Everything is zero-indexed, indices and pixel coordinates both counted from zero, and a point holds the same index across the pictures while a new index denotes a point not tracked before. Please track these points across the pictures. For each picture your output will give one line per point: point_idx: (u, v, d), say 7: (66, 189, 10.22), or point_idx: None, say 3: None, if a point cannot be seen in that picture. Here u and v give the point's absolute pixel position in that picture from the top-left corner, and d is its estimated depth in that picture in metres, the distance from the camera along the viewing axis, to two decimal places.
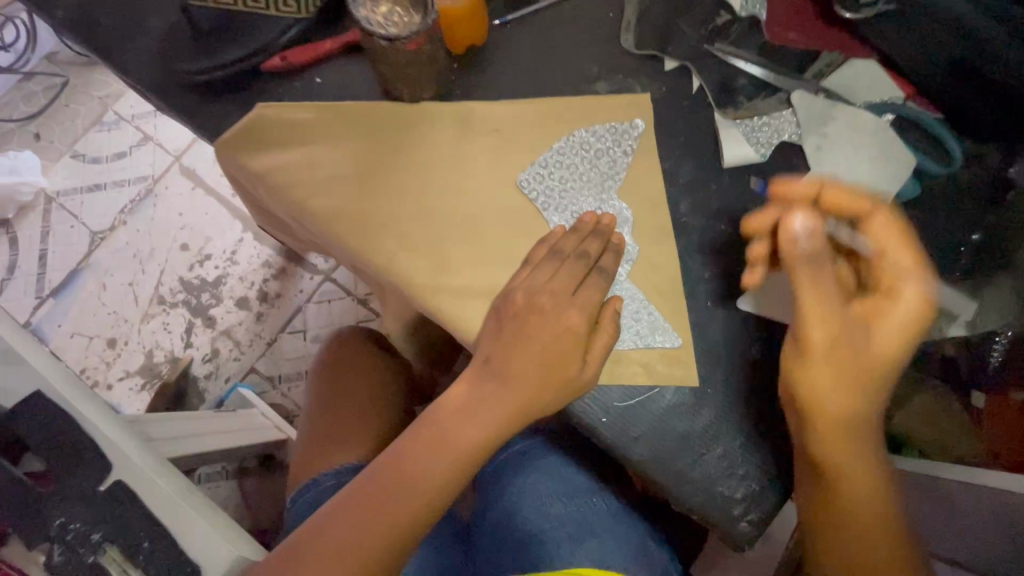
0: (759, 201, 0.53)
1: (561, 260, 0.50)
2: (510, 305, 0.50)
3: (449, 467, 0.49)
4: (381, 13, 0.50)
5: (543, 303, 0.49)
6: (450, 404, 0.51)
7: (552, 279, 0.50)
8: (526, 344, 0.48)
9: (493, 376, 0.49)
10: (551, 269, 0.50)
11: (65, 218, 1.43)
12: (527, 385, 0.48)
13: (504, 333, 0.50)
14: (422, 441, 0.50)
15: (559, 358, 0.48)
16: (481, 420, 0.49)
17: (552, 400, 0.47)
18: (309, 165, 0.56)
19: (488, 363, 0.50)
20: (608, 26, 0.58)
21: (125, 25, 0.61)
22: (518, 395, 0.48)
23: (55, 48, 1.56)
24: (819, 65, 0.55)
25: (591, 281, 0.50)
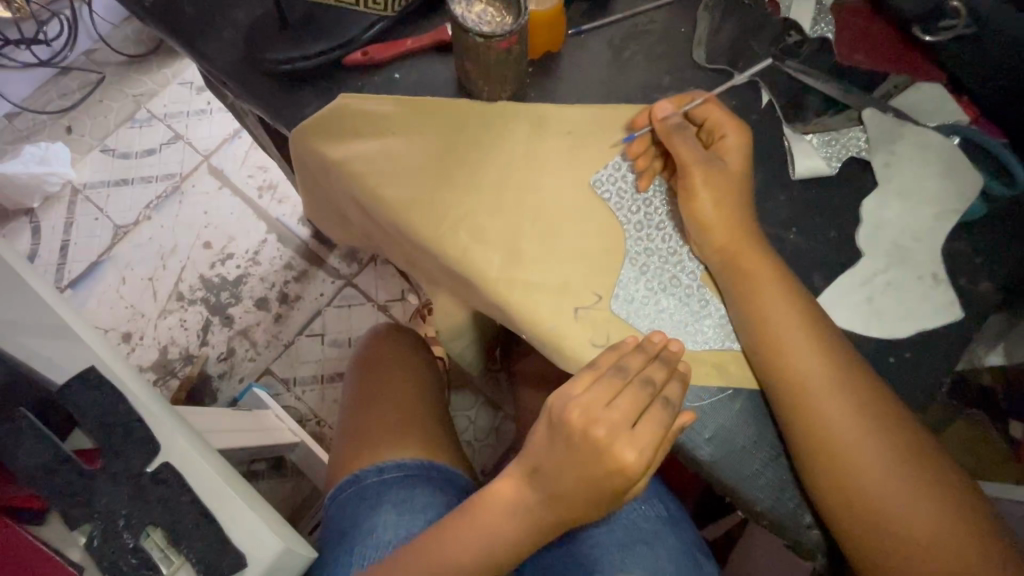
0: (828, 212, 0.54)
1: (622, 379, 0.47)
2: (566, 427, 0.47)
3: (483, 566, 0.51)
4: (475, 12, 0.53)
5: (599, 436, 0.46)
6: (502, 496, 0.51)
7: (609, 405, 0.47)
8: (576, 466, 0.47)
9: (540, 486, 0.49)
10: (612, 387, 0.47)
11: (89, 210, 1.43)
12: (572, 507, 0.48)
13: (553, 448, 0.49)
14: (470, 525, 0.51)
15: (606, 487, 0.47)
16: (523, 523, 0.50)
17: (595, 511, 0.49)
18: (385, 155, 0.57)
19: (535, 473, 0.50)
20: (678, 39, 0.60)
21: (206, 16, 0.63)
22: (562, 512, 0.49)
23: (93, 46, 1.58)
24: (887, 86, 0.57)
25: (655, 411, 0.46)
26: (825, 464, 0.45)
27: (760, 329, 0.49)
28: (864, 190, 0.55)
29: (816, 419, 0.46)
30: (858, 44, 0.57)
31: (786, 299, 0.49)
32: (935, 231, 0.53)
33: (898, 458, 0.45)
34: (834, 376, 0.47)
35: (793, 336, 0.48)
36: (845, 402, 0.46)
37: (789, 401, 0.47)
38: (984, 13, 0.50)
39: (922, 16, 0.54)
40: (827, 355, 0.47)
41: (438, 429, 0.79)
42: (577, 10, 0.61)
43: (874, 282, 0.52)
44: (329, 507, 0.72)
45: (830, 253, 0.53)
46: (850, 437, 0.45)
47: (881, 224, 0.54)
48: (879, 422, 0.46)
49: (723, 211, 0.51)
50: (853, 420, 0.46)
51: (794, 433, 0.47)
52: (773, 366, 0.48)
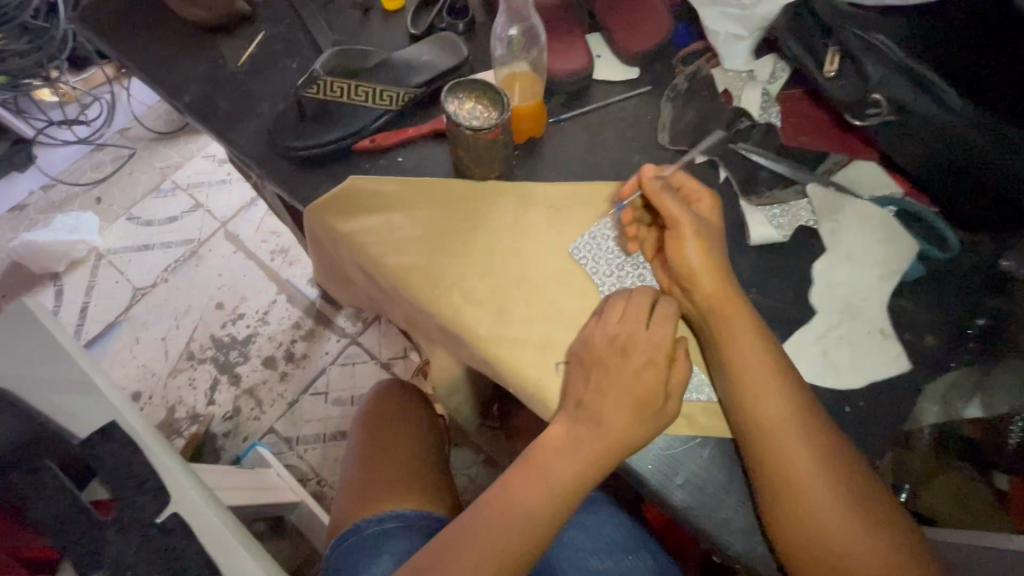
0: (781, 274, 0.61)
1: (624, 298, 0.57)
2: (591, 350, 0.55)
3: (549, 502, 0.51)
4: (466, 109, 0.63)
5: (620, 342, 0.54)
6: (550, 442, 0.53)
7: (621, 319, 0.55)
8: (609, 378, 0.53)
9: (587, 419, 0.52)
10: (620, 304, 0.56)
11: (111, 273, 1.52)
12: (618, 425, 0.51)
13: (588, 373, 0.54)
14: (524, 471, 0.53)
15: (644, 388, 0.51)
16: (580, 458, 0.51)
17: (645, 432, 0.51)
18: (388, 228, 0.64)
19: (580, 405, 0.53)
20: (645, 125, 0.69)
21: (238, 109, 0.74)
22: (615, 434, 0.51)
23: (127, 124, 1.74)
24: (829, 163, 0.65)
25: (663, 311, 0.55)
26: (788, 506, 0.48)
27: (734, 377, 0.53)
28: (814, 254, 0.61)
29: (782, 464, 0.49)
30: (801, 129, 0.66)
31: (762, 350, 0.53)
32: (881, 291, 0.59)
33: (856, 505, 0.48)
34: (803, 425, 0.50)
35: (766, 385, 0.52)
36: (804, 438, 0.50)
37: (758, 445, 0.51)
38: (907, 105, 0.57)
39: (852, 104, 0.60)
40: (796, 403, 0.51)
41: (435, 480, 0.81)
42: (557, 101, 0.71)
43: (828, 336, 0.57)
44: (330, 557, 0.74)
45: (786, 311, 0.59)
46: (811, 473, 0.49)
47: (831, 285, 0.60)
48: (841, 470, 0.49)
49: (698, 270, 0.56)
50: (818, 467, 0.49)
51: (761, 475, 0.50)
52: (748, 412, 0.52)
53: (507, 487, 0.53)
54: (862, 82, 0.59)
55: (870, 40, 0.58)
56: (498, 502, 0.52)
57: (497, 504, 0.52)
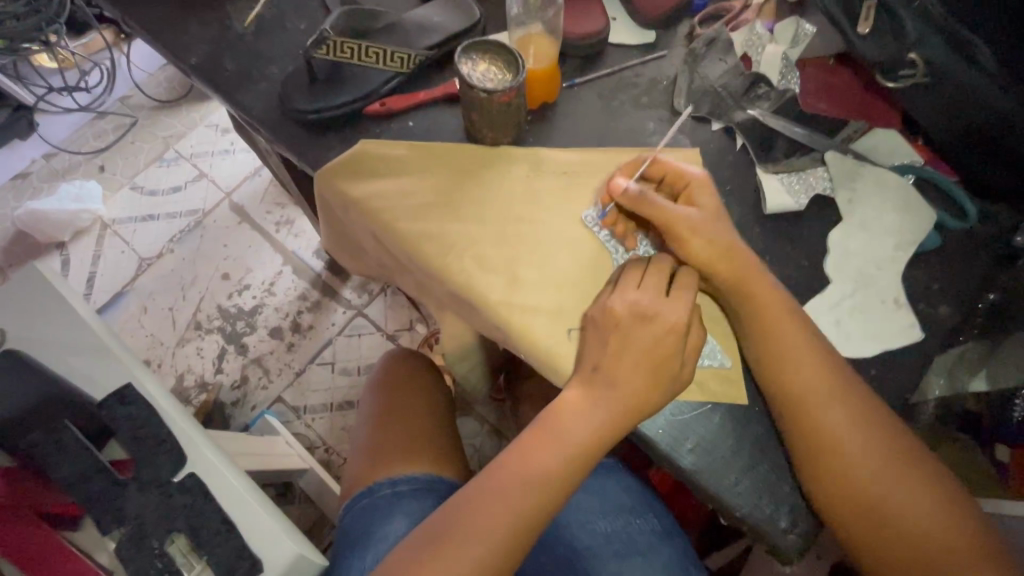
0: (796, 245, 0.60)
1: (642, 268, 0.56)
2: (609, 316, 0.54)
3: (561, 466, 0.53)
4: (479, 71, 0.61)
5: (645, 309, 0.53)
6: (565, 409, 0.54)
7: (641, 286, 0.55)
8: (624, 346, 0.53)
9: (604, 384, 0.53)
10: (639, 272, 0.56)
11: (117, 243, 1.52)
12: (634, 392, 0.52)
13: (605, 339, 0.54)
14: (535, 437, 0.54)
15: (660, 352, 0.52)
16: (594, 425, 0.52)
17: (659, 395, 0.52)
18: (398, 195, 0.64)
19: (596, 369, 0.54)
20: (661, 91, 0.68)
21: (246, 72, 0.72)
22: (630, 398, 0.52)
23: (128, 92, 1.71)
24: (848, 131, 0.63)
25: (684, 278, 0.55)
26: (835, 485, 0.49)
27: (772, 360, 0.53)
28: (830, 224, 0.61)
29: (829, 444, 0.50)
30: (820, 94, 0.64)
31: (799, 332, 0.53)
32: (895, 260, 0.58)
33: (901, 473, 0.49)
34: (847, 403, 0.51)
35: (805, 365, 0.52)
36: (839, 408, 0.50)
37: (802, 425, 0.51)
38: (940, 66, 0.54)
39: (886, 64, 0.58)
40: (837, 384, 0.51)
41: (447, 446, 0.83)
42: (570, 66, 0.69)
43: (841, 306, 0.57)
44: (343, 518, 0.76)
45: (800, 282, 0.59)
46: (851, 441, 0.50)
47: (847, 253, 0.59)
48: (885, 441, 0.50)
49: (716, 247, 0.55)
50: (863, 442, 0.50)
51: (808, 456, 0.50)
52: (786, 393, 0.52)
53: (520, 454, 0.53)
54: (897, 41, 0.56)
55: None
56: (509, 464, 0.53)
57: (511, 467, 0.53)
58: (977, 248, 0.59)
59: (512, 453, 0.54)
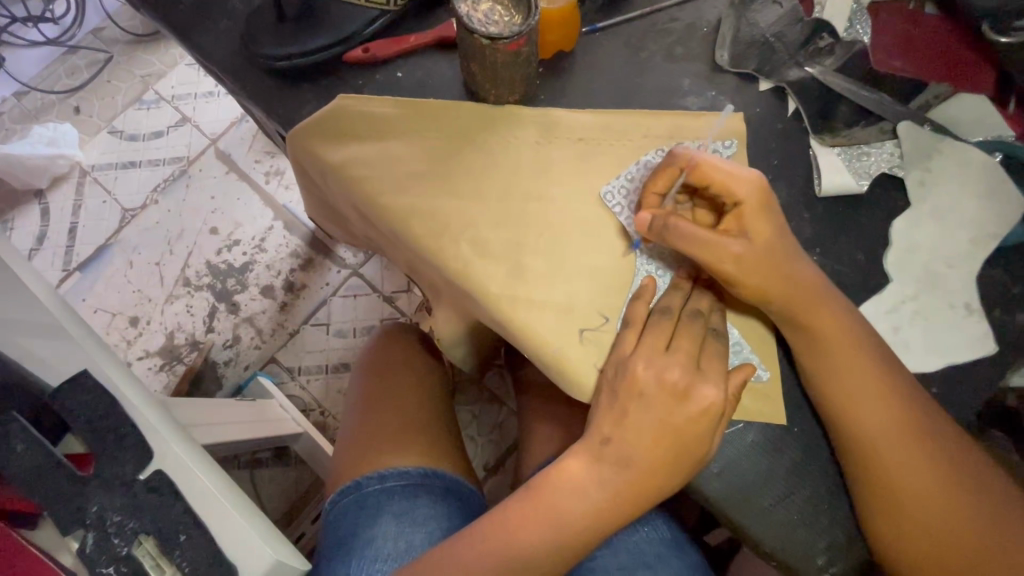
0: (853, 234, 0.51)
1: (673, 320, 0.48)
2: (631, 378, 0.46)
3: (552, 545, 0.47)
4: (481, 11, 0.49)
5: (673, 381, 0.46)
6: (565, 479, 0.47)
7: (670, 349, 0.47)
8: (645, 420, 0.46)
9: (613, 461, 0.46)
10: (668, 327, 0.48)
11: (97, 192, 1.42)
12: (648, 476, 0.46)
13: (620, 407, 0.47)
14: (528, 505, 0.48)
15: (686, 436, 0.45)
16: (597, 503, 0.46)
17: (687, 419, 0.45)
18: (387, 159, 0.54)
19: (608, 442, 0.47)
20: (701, 39, 0.56)
21: (205, 5, 0.60)
22: (643, 482, 0.46)
23: (101, 24, 1.55)
24: (925, 96, 0.52)
25: (712, 348, 0.47)
26: (877, 498, 0.45)
27: (836, 383, 0.46)
28: (896, 210, 0.51)
29: (877, 456, 0.45)
30: (895, 51, 0.53)
31: (856, 341, 0.46)
32: (970, 256, 0.49)
33: (955, 487, 0.44)
34: (909, 416, 0.44)
35: (859, 371, 0.45)
36: (909, 440, 0.44)
37: (855, 443, 0.45)
38: None
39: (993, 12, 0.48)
40: (901, 397, 0.45)
41: (444, 437, 0.78)
42: (591, 5, 0.57)
43: (901, 310, 0.49)
44: (327, 513, 0.71)
45: (855, 278, 0.50)
46: (919, 475, 0.44)
47: (912, 247, 0.50)
48: (941, 455, 0.44)
49: (759, 275, 0.45)
50: (917, 454, 0.44)
51: (851, 464, 0.45)
52: (837, 399, 0.46)
53: (510, 519, 0.48)
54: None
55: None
56: (496, 529, 0.48)
57: (496, 532, 0.48)
58: None
59: (502, 511, 0.49)
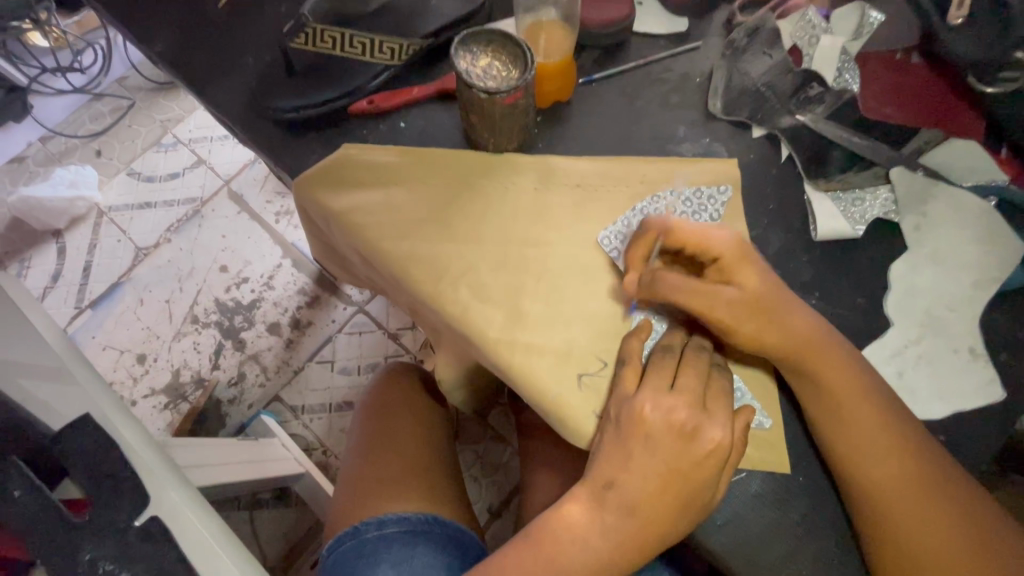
0: (852, 276, 0.51)
1: (675, 358, 0.47)
2: (635, 419, 0.45)
3: None
4: (480, 67, 0.52)
5: (681, 422, 0.44)
6: (565, 526, 0.45)
7: (675, 387, 0.46)
8: (648, 464, 0.44)
9: (616, 508, 0.44)
10: (670, 364, 0.47)
11: (112, 232, 1.46)
12: (650, 523, 0.44)
13: (626, 446, 0.45)
14: (527, 552, 0.46)
15: (692, 479, 0.43)
16: (599, 552, 0.45)
17: (690, 465, 0.43)
18: (391, 205, 0.55)
19: (610, 487, 0.45)
20: (694, 88, 0.58)
21: (222, 60, 0.63)
22: (645, 530, 0.44)
23: (126, 73, 1.63)
24: (918, 142, 0.52)
25: (718, 386, 0.46)
26: (888, 554, 0.43)
27: (840, 429, 0.45)
28: (894, 252, 0.51)
29: (884, 506, 0.43)
30: (886, 97, 0.54)
31: (858, 387, 0.45)
32: (973, 300, 0.49)
33: (967, 541, 0.42)
34: (914, 467, 0.43)
35: (863, 415, 0.45)
36: (915, 491, 0.43)
37: (861, 492, 0.44)
38: None
39: (980, 64, 0.49)
40: (907, 446, 0.44)
41: (444, 479, 0.76)
42: (588, 57, 0.60)
43: (905, 355, 0.48)
44: (325, 560, 0.69)
45: (856, 321, 0.50)
46: (926, 530, 0.43)
47: (912, 291, 0.50)
48: (950, 508, 0.43)
49: (756, 319, 0.45)
50: (926, 504, 0.43)
51: (860, 516, 0.44)
52: (839, 445, 0.45)
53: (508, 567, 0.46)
54: (1001, 34, 0.47)
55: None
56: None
57: None
58: None
59: (500, 561, 0.47)
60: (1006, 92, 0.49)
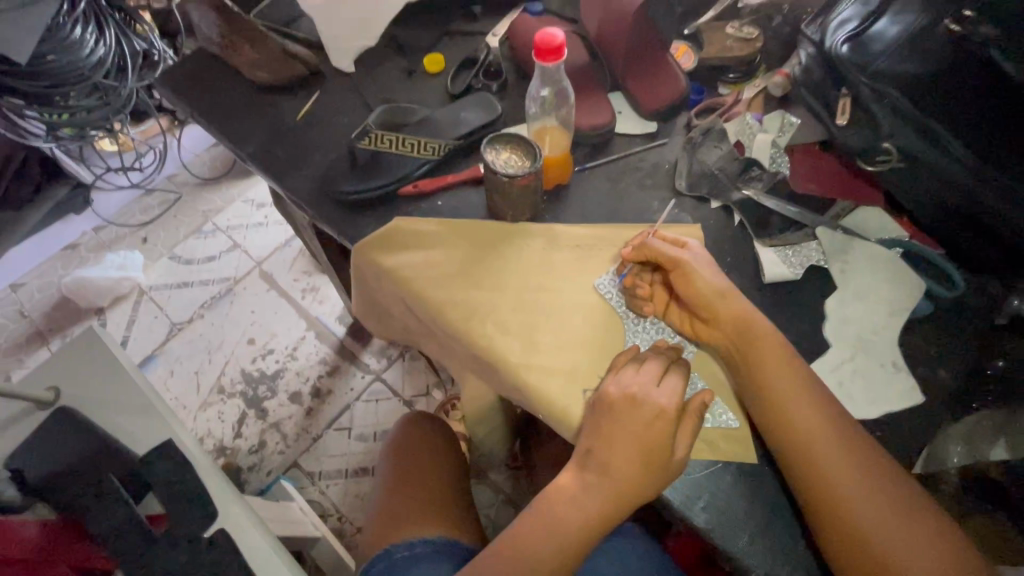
0: (795, 311, 0.65)
1: (644, 357, 0.60)
2: (604, 397, 0.57)
3: (556, 558, 0.56)
4: (502, 158, 0.70)
5: (634, 392, 0.56)
6: (561, 494, 0.57)
7: (639, 371, 0.58)
8: (615, 431, 0.56)
9: (599, 474, 0.56)
10: (636, 362, 0.59)
11: (150, 308, 1.60)
12: (625, 480, 0.54)
13: (598, 419, 0.57)
14: (534, 519, 0.58)
15: (651, 439, 0.54)
16: (588, 510, 0.56)
17: (653, 430, 0.55)
18: (429, 263, 0.70)
19: (590, 453, 0.56)
20: (664, 173, 0.76)
21: (297, 158, 0.82)
22: (621, 488, 0.55)
23: (175, 171, 1.83)
24: (836, 209, 0.70)
25: (676, 370, 0.58)
26: (815, 493, 0.52)
27: (771, 395, 0.57)
28: (827, 292, 0.65)
29: (811, 461, 0.53)
30: (809, 178, 0.71)
31: (790, 365, 0.58)
32: (891, 325, 0.63)
33: (878, 483, 0.52)
34: (834, 425, 0.55)
35: (790, 384, 0.57)
36: (834, 444, 0.54)
37: (791, 444, 0.55)
38: (913, 153, 0.62)
39: (863, 151, 0.66)
40: (825, 411, 0.55)
41: (460, 511, 0.85)
42: (581, 152, 0.78)
43: (842, 369, 0.61)
44: None
45: (801, 345, 0.63)
46: (846, 474, 0.52)
47: (843, 321, 0.63)
48: (864, 458, 0.53)
49: (709, 305, 0.61)
50: (848, 465, 0.53)
51: (792, 465, 0.54)
52: (776, 427, 0.56)
53: (518, 534, 0.57)
54: (873, 132, 0.64)
55: (886, 92, 0.62)
56: (509, 545, 0.57)
57: (509, 546, 0.57)
58: (967, 314, 0.64)
59: (512, 531, 0.58)
60: (886, 170, 0.66)
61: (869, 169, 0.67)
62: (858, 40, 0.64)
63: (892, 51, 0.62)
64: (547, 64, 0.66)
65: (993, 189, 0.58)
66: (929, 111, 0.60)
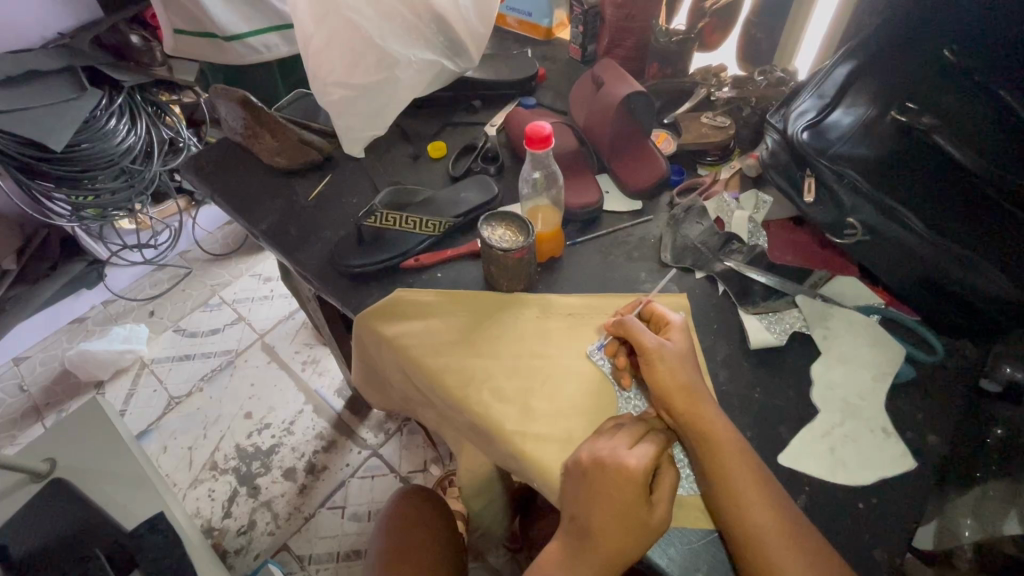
0: (781, 376, 0.67)
1: (626, 426, 0.60)
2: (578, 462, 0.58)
3: None
4: (497, 235, 0.74)
5: (605, 456, 0.57)
6: (549, 560, 0.58)
7: (614, 436, 0.59)
8: (592, 496, 0.56)
9: (585, 540, 0.56)
10: (614, 430, 0.60)
11: (150, 382, 1.60)
12: (603, 545, 0.54)
13: (577, 484, 0.58)
14: None
15: (625, 503, 0.54)
16: None
17: (623, 493, 0.54)
18: (427, 331, 0.73)
19: (573, 519, 0.57)
20: (650, 246, 0.81)
21: (306, 234, 0.88)
22: (602, 557, 0.55)
23: (189, 247, 1.91)
24: (813, 278, 0.74)
25: (649, 436, 0.59)
26: None
27: (726, 483, 0.56)
28: (811, 358, 0.68)
29: (760, 556, 0.52)
30: (785, 249, 0.76)
31: (744, 454, 0.57)
32: (876, 391, 0.65)
33: None
34: (784, 518, 0.54)
35: (743, 472, 0.56)
36: (781, 538, 0.53)
37: (742, 539, 0.53)
38: (875, 227, 0.67)
39: (831, 225, 0.71)
40: (775, 504, 0.55)
41: None
42: (572, 228, 0.84)
43: (833, 435, 0.62)
44: None
45: (790, 410, 0.64)
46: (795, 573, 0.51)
47: (828, 386, 0.65)
48: (813, 555, 0.52)
49: (677, 381, 0.61)
50: (796, 564, 0.52)
51: (743, 560, 0.53)
52: (732, 517, 0.54)
53: None
54: (837, 209, 0.70)
55: (845, 172, 0.68)
56: None
57: None
58: (948, 381, 0.67)
59: None
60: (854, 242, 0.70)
61: (839, 241, 0.71)
62: (817, 128, 0.72)
63: (846, 137, 0.71)
64: (537, 151, 0.72)
65: (941, 252, 0.63)
66: (882, 188, 0.67)
